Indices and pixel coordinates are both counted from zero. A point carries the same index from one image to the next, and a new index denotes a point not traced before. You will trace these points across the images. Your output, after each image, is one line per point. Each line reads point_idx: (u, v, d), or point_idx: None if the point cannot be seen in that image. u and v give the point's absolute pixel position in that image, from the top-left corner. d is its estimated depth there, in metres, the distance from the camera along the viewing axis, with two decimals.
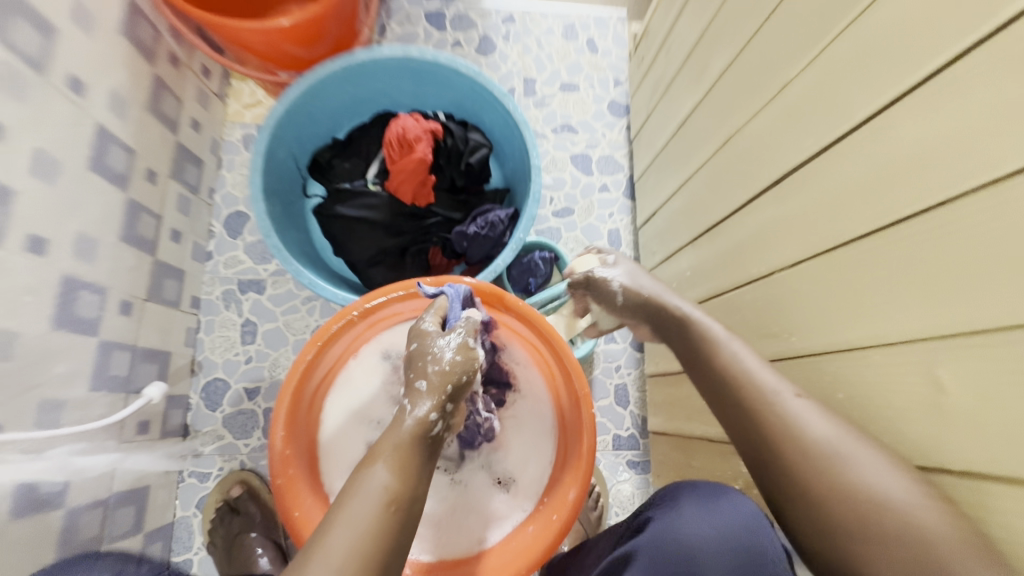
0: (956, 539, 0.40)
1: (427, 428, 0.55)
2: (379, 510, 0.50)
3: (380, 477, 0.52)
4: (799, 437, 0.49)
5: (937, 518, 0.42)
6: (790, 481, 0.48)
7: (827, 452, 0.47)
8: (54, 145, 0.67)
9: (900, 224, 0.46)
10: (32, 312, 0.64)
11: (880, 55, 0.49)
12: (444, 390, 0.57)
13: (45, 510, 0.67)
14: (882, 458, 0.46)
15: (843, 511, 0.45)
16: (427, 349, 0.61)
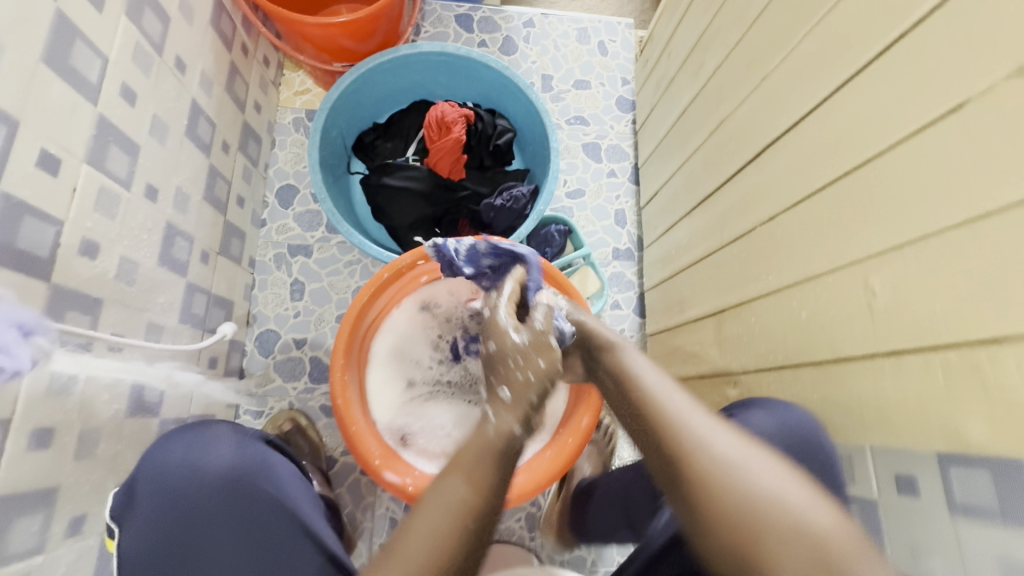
0: (841, 538, 0.48)
1: (511, 439, 0.55)
2: (460, 522, 0.51)
3: (453, 484, 0.53)
4: (703, 450, 0.54)
5: (827, 522, 0.49)
6: (695, 492, 0.52)
7: (731, 465, 0.52)
8: (166, 113, 0.81)
9: (851, 176, 0.61)
10: (146, 248, 0.78)
11: (837, 50, 0.64)
12: (530, 396, 0.56)
13: (147, 415, 0.80)
14: (774, 468, 0.53)
15: (749, 516, 0.50)
16: (509, 349, 0.59)
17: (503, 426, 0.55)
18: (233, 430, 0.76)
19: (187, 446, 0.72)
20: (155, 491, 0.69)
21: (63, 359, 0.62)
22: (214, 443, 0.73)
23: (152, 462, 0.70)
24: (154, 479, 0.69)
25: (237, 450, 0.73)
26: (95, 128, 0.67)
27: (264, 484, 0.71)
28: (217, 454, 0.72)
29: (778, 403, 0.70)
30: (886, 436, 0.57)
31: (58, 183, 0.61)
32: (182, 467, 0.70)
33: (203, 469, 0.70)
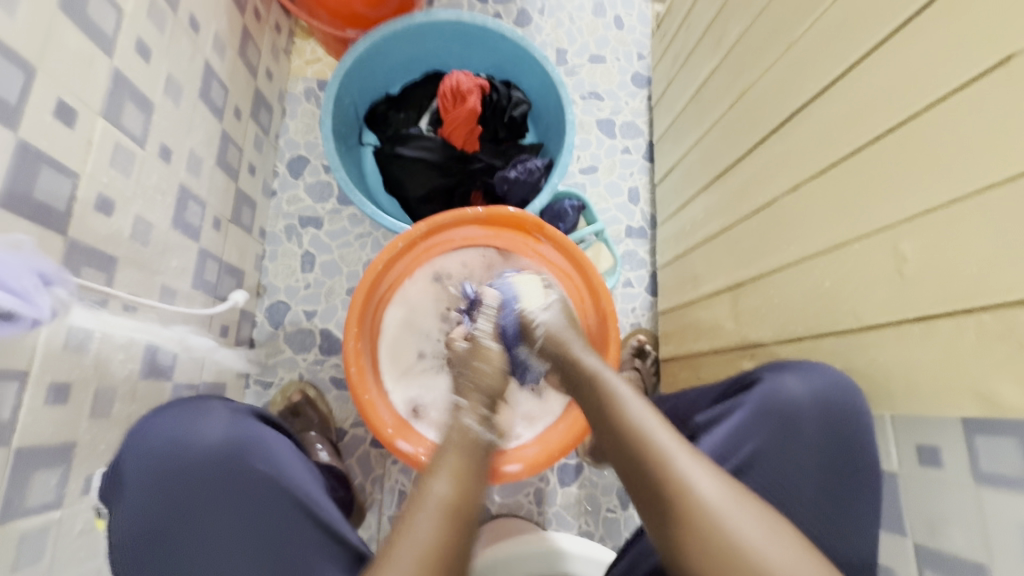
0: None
1: (470, 436, 0.66)
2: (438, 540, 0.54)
3: (441, 485, 0.59)
4: (686, 491, 0.57)
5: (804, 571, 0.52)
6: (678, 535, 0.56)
7: (711, 510, 0.55)
8: (179, 72, 0.79)
9: (883, 139, 0.59)
10: (161, 210, 0.77)
11: (871, 10, 0.62)
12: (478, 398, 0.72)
13: (160, 378, 0.79)
14: (757, 516, 0.55)
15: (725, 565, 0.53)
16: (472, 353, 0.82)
17: (463, 426, 0.68)
18: (225, 406, 0.67)
19: (174, 422, 0.63)
20: (137, 473, 0.60)
21: (82, 313, 0.62)
22: (204, 419, 0.64)
23: (133, 440, 0.61)
24: (135, 460, 0.60)
25: (230, 428, 0.64)
26: (111, 82, 0.65)
27: (262, 465, 0.63)
28: (207, 432, 0.63)
29: (812, 364, 0.69)
30: (911, 404, 0.57)
31: (75, 136, 0.60)
32: (167, 446, 0.61)
33: (192, 449, 0.62)
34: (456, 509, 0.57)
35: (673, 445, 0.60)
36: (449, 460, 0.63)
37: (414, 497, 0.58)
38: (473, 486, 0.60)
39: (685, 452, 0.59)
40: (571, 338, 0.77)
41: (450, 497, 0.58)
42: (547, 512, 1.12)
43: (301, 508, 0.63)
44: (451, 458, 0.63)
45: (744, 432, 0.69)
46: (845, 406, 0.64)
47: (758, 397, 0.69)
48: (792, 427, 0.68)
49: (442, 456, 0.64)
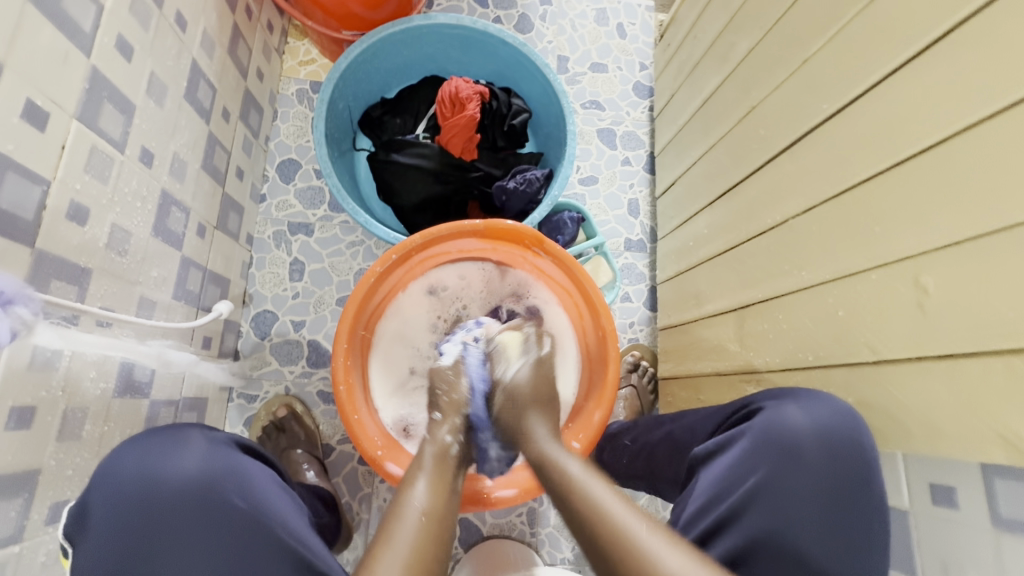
0: None
1: (445, 449, 0.70)
2: None
3: (417, 500, 0.62)
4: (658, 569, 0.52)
5: None
6: None
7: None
8: (164, 72, 0.75)
9: (905, 164, 0.56)
10: (141, 217, 0.73)
11: (892, 30, 0.60)
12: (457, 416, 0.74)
13: (137, 395, 0.75)
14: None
15: None
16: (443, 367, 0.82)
17: (439, 441, 0.71)
18: (204, 434, 0.63)
19: (147, 452, 0.59)
20: (105, 510, 0.56)
21: (48, 333, 0.57)
22: (179, 449, 0.60)
23: (103, 472, 0.57)
24: (105, 496, 0.56)
25: (206, 458, 0.60)
26: (87, 81, 0.61)
27: (238, 499, 0.59)
28: (181, 463, 0.59)
29: (812, 395, 0.65)
30: (931, 444, 0.54)
31: (46, 138, 0.56)
32: (136, 480, 0.57)
33: (164, 483, 0.57)
34: (432, 518, 0.61)
35: (627, 516, 0.56)
36: (421, 478, 0.66)
37: (381, 536, 0.58)
38: (440, 526, 0.61)
39: (643, 526, 0.56)
40: (529, 408, 0.72)
41: (426, 510, 0.61)
42: (540, 533, 1.08)
43: (280, 546, 0.58)
44: (423, 477, 0.66)
45: (743, 464, 0.63)
46: (851, 441, 0.61)
47: (757, 426, 0.64)
48: (796, 460, 0.62)
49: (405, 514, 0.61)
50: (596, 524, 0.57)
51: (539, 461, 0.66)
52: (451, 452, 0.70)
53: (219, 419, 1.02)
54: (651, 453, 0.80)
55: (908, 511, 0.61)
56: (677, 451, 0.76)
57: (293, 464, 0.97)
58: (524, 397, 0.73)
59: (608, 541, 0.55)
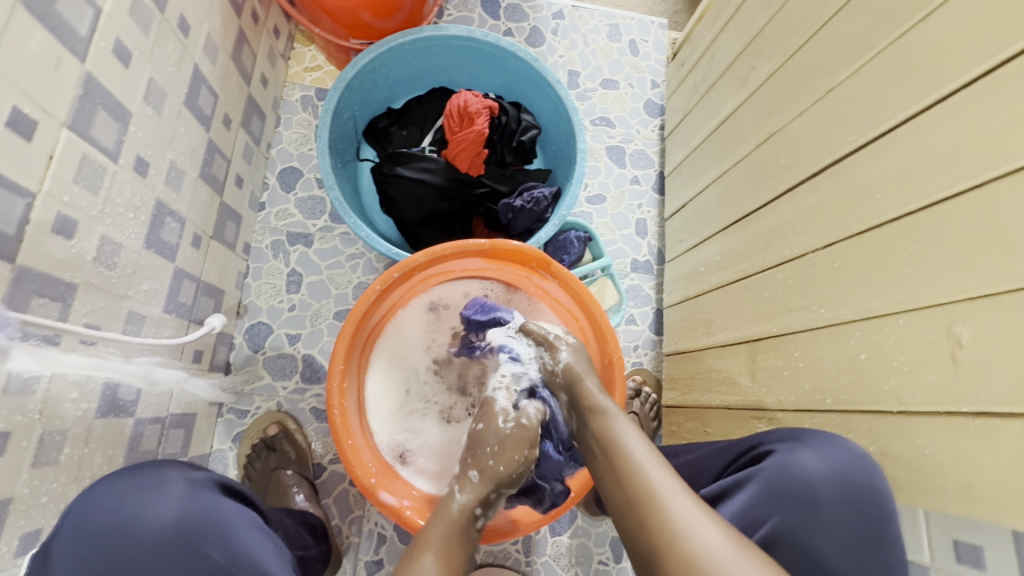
0: None
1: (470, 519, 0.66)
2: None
3: (426, 558, 0.59)
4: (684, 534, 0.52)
5: None
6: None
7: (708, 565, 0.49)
8: (164, 78, 0.72)
9: (939, 205, 0.54)
10: (133, 227, 0.70)
11: (928, 64, 0.57)
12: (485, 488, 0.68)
13: (121, 415, 0.72)
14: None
15: None
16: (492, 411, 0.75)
17: (465, 504, 0.66)
18: (183, 475, 0.59)
19: (122, 497, 0.56)
20: (73, 563, 0.52)
21: (24, 357, 0.54)
22: (157, 495, 0.57)
23: (74, 518, 0.54)
24: (75, 548, 0.53)
25: (185, 505, 0.57)
26: (81, 88, 0.58)
27: (217, 552, 0.56)
28: (158, 511, 0.55)
29: (826, 437, 0.63)
30: (962, 504, 0.51)
31: (33, 148, 0.53)
32: (109, 529, 0.54)
33: (138, 535, 0.54)
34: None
35: (673, 490, 0.56)
36: (435, 534, 0.63)
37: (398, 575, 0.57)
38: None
39: (699, 515, 0.53)
40: (588, 373, 0.74)
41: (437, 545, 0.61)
42: (535, 562, 1.04)
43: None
44: (436, 530, 0.63)
45: (755, 511, 0.61)
46: (866, 486, 0.58)
47: (767, 470, 0.62)
48: (812, 509, 0.60)
49: (428, 528, 0.64)
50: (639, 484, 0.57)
51: (601, 411, 0.68)
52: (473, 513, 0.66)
53: (207, 435, 0.99)
54: None
55: (929, 567, 0.57)
56: None
57: (282, 487, 0.94)
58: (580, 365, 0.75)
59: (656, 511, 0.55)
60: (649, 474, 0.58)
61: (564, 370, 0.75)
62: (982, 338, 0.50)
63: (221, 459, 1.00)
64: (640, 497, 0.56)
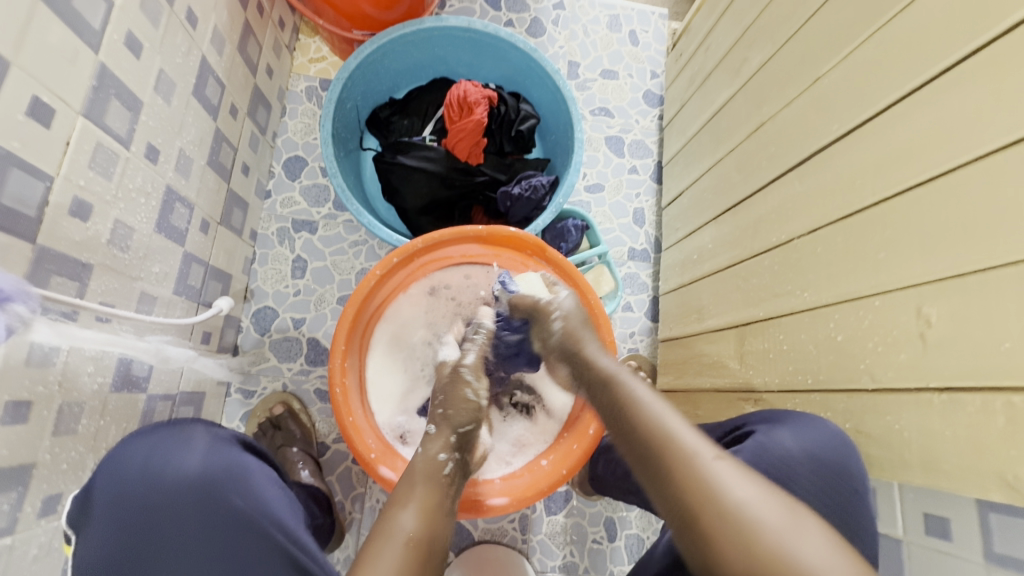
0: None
1: (436, 466, 0.68)
2: (402, 546, 0.58)
3: (405, 519, 0.61)
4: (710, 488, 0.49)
5: None
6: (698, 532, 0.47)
7: (743, 513, 0.46)
8: (173, 69, 0.75)
9: (914, 191, 0.56)
10: (144, 212, 0.73)
11: (907, 56, 0.59)
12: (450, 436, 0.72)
13: (135, 389, 0.76)
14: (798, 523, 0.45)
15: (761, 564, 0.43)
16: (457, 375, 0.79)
17: (430, 458, 0.69)
18: (207, 431, 0.64)
19: (154, 448, 0.60)
20: (107, 505, 0.56)
21: (45, 329, 0.58)
22: (183, 447, 0.60)
23: (109, 467, 0.58)
24: (108, 492, 0.56)
25: (210, 457, 0.60)
26: (95, 79, 0.61)
27: (238, 498, 0.58)
28: (185, 460, 0.59)
29: (802, 416, 0.64)
30: (930, 476, 0.54)
31: (51, 135, 0.56)
32: (141, 474, 0.57)
33: (167, 480, 0.57)
34: (418, 544, 0.59)
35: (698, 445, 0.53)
36: (419, 492, 0.65)
37: (378, 531, 0.60)
38: (437, 538, 0.61)
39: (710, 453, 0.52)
40: (584, 329, 0.76)
41: (415, 533, 0.59)
42: (531, 540, 1.08)
43: (277, 549, 0.57)
44: (420, 491, 0.65)
45: None
46: (839, 464, 0.60)
47: (749, 447, 0.62)
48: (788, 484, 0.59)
49: (406, 487, 0.65)
50: (643, 421, 0.57)
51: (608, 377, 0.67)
52: (444, 472, 0.68)
53: (216, 414, 1.03)
54: None
55: (901, 540, 0.61)
56: None
57: (288, 462, 0.97)
58: (574, 322, 0.76)
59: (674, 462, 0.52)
60: (672, 430, 0.55)
61: (562, 330, 0.76)
62: (948, 317, 0.52)
63: None
64: (650, 435, 0.56)
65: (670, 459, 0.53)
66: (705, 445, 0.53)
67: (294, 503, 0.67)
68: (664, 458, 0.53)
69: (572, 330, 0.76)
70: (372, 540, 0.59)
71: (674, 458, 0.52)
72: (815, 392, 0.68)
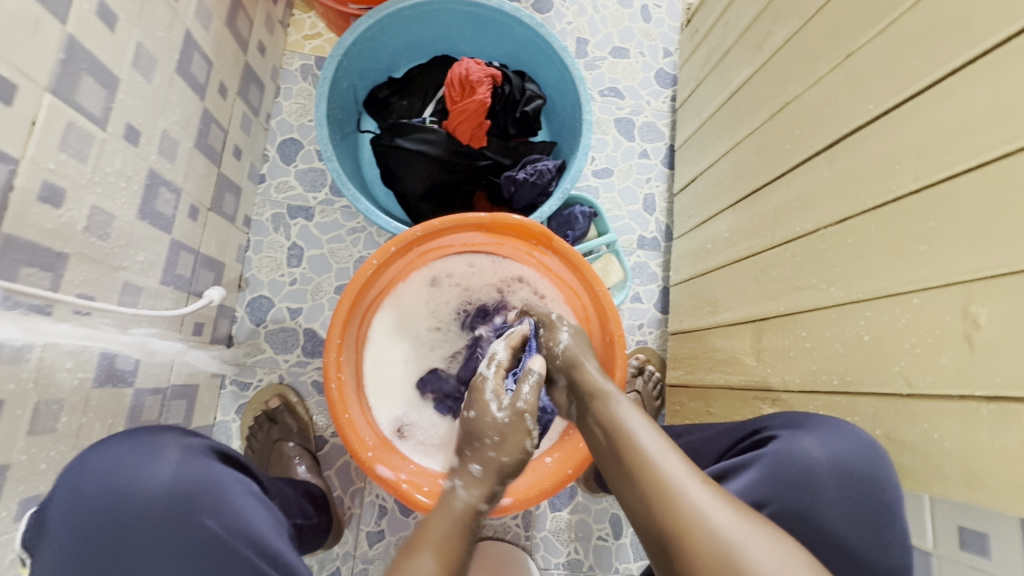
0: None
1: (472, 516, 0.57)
2: None
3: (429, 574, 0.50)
4: (689, 515, 0.48)
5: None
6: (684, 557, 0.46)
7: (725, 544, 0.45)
8: (153, 44, 0.70)
9: (961, 178, 0.51)
10: (125, 197, 0.69)
11: (955, 28, 0.53)
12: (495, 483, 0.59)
13: (120, 384, 0.72)
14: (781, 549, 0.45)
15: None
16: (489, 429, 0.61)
17: (464, 505, 0.57)
18: (180, 441, 0.60)
19: (119, 460, 0.56)
20: (68, 526, 0.52)
21: (10, 325, 0.54)
22: (152, 458, 0.57)
23: (68, 479, 0.54)
24: (69, 511, 0.53)
25: (180, 470, 0.57)
26: (63, 52, 0.56)
27: (211, 519, 0.55)
28: (152, 474, 0.56)
29: (827, 421, 0.60)
30: (968, 490, 0.49)
31: (15, 114, 0.52)
32: (105, 491, 0.54)
33: (134, 497, 0.54)
34: None
35: (657, 443, 0.54)
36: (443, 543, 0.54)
37: None
38: (456, 541, 0.55)
39: (667, 454, 0.53)
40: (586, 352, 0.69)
41: None
42: (535, 537, 1.05)
43: (254, 571, 0.55)
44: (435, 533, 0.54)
45: (752, 494, 0.58)
46: (866, 474, 0.57)
47: (769, 456, 0.59)
48: (810, 490, 0.58)
49: (432, 536, 0.54)
50: (630, 450, 0.54)
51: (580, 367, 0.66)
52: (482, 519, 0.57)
53: (211, 406, 1.00)
54: None
55: (931, 553, 0.57)
56: None
57: (285, 458, 0.96)
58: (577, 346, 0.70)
59: (637, 468, 0.53)
60: (631, 426, 0.57)
61: (563, 351, 0.70)
62: (1000, 318, 0.47)
63: (225, 431, 1.01)
64: (631, 459, 0.54)
65: (642, 474, 0.52)
66: (689, 472, 0.51)
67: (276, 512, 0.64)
68: (643, 480, 0.51)
69: (574, 351, 0.69)
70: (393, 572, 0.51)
71: (649, 481, 0.51)
72: (841, 394, 0.63)
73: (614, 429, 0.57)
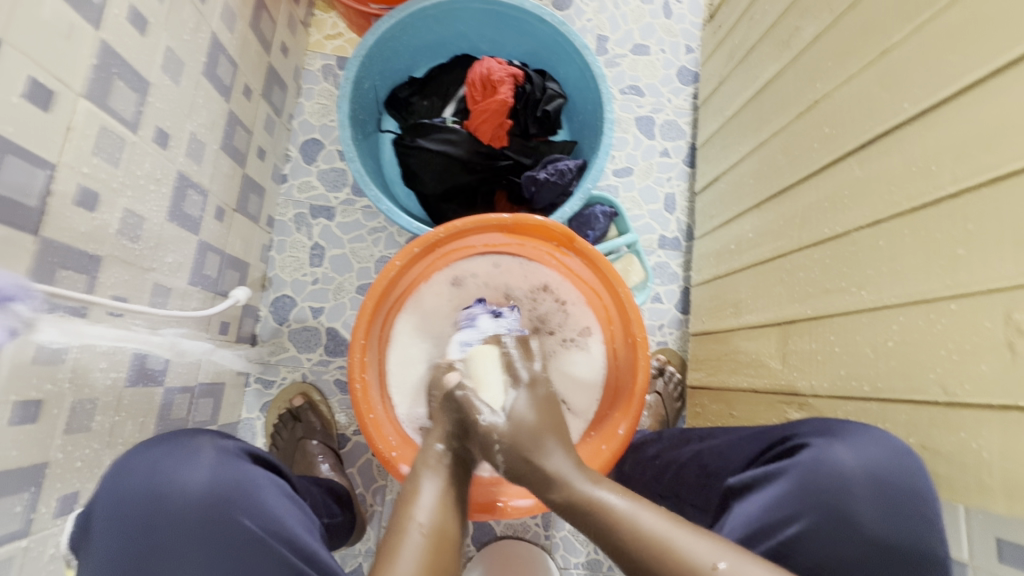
0: None
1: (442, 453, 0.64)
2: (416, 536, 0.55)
3: (418, 513, 0.57)
4: None
5: None
6: None
7: None
8: (182, 47, 0.71)
9: (1003, 181, 0.49)
10: (155, 200, 0.70)
11: (1004, 22, 0.51)
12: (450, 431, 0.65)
13: (151, 384, 0.74)
14: None
15: None
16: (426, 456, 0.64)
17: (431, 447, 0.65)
18: (214, 443, 0.60)
19: (156, 462, 0.57)
20: (110, 525, 0.54)
21: (50, 328, 0.55)
22: (189, 459, 0.58)
23: (110, 480, 0.56)
24: (111, 511, 0.54)
25: (216, 473, 0.57)
26: (96, 58, 0.57)
27: (247, 518, 0.56)
28: (187, 477, 0.56)
29: (862, 429, 0.59)
30: (1009, 502, 0.48)
31: (51, 119, 0.53)
32: (143, 492, 0.55)
33: (170, 499, 0.55)
34: (432, 532, 0.56)
35: (660, 525, 0.52)
36: (428, 483, 0.61)
37: (392, 531, 0.56)
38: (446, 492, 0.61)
39: (672, 529, 0.51)
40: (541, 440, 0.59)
41: (428, 524, 0.56)
42: (554, 537, 1.05)
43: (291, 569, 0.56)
44: (428, 485, 0.61)
45: (786, 506, 0.57)
46: (901, 483, 0.56)
47: (802, 464, 0.58)
48: (845, 500, 0.56)
49: (412, 481, 0.62)
50: (637, 538, 0.51)
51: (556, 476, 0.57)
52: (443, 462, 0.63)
53: (236, 404, 1.01)
54: (677, 472, 0.74)
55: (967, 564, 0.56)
56: (706, 474, 0.69)
57: (308, 456, 0.96)
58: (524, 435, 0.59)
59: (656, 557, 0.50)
60: (625, 512, 0.53)
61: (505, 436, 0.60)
62: None
63: (249, 428, 1.03)
64: (647, 554, 0.50)
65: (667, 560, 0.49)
66: (707, 548, 0.50)
67: (308, 513, 0.65)
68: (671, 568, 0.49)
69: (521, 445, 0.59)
70: (385, 550, 0.55)
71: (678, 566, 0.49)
72: (871, 401, 0.62)
73: (600, 515, 0.54)
